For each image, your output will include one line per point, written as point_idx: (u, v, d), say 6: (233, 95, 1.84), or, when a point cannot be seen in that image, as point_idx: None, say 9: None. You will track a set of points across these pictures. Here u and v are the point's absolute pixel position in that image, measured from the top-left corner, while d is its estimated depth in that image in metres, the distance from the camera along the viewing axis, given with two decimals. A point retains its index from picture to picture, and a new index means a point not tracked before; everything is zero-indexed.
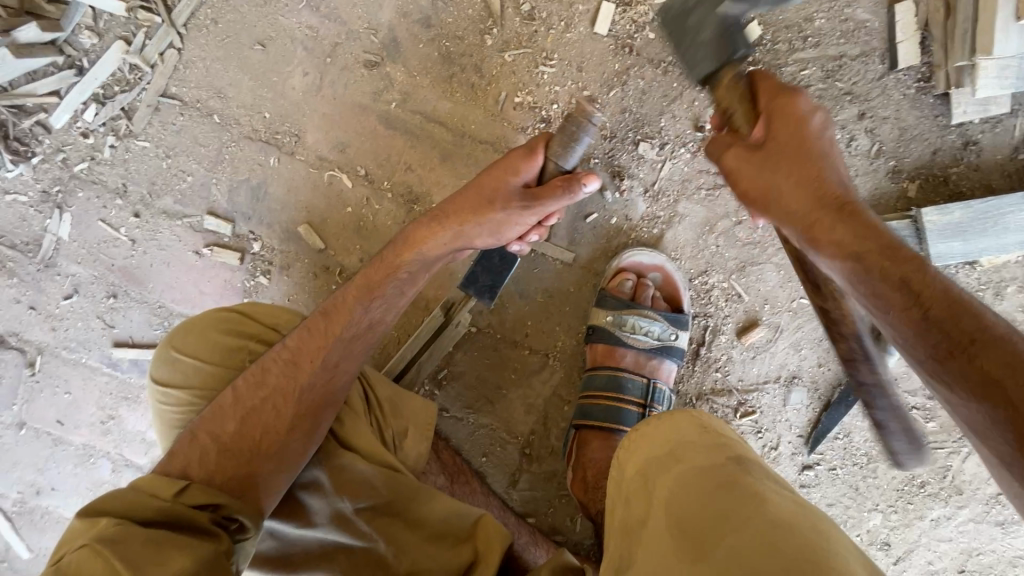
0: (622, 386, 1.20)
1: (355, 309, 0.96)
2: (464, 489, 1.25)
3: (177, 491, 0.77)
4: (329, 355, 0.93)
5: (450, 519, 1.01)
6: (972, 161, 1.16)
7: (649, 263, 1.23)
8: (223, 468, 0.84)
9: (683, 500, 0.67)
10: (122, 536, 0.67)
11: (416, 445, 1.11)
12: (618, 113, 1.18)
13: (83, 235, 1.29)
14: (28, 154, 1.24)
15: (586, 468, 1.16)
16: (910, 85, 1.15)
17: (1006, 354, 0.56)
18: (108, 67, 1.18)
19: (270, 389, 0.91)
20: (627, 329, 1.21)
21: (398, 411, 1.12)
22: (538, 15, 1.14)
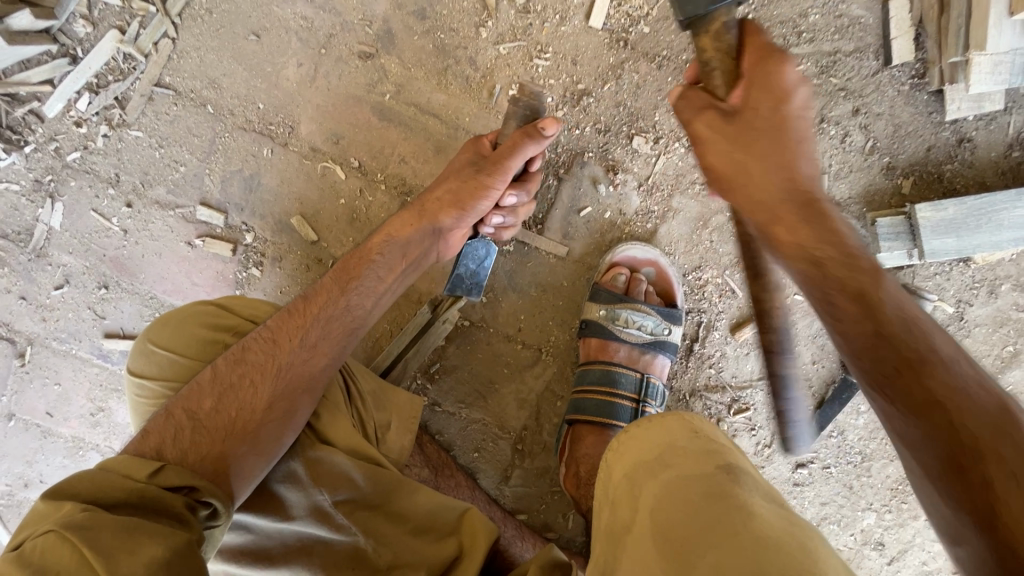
0: (616, 380, 1.19)
1: (330, 288, 0.99)
2: (449, 483, 1.24)
3: (152, 472, 0.77)
4: (308, 335, 0.95)
5: (434, 513, 1.01)
6: (966, 158, 1.17)
7: (642, 258, 1.22)
8: (195, 447, 0.84)
9: (671, 507, 0.67)
10: (91, 521, 0.66)
11: (399, 439, 1.13)
12: (613, 108, 1.18)
13: (76, 225, 1.29)
14: (20, 143, 1.23)
15: (580, 463, 1.14)
16: (904, 82, 1.15)
17: (950, 379, 0.59)
18: (103, 56, 1.18)
19: (247, 364, 0.92)
20: (620, 322, 1.21)
21: (383, 405, 1.14)
22: (533, 8, 1.14)
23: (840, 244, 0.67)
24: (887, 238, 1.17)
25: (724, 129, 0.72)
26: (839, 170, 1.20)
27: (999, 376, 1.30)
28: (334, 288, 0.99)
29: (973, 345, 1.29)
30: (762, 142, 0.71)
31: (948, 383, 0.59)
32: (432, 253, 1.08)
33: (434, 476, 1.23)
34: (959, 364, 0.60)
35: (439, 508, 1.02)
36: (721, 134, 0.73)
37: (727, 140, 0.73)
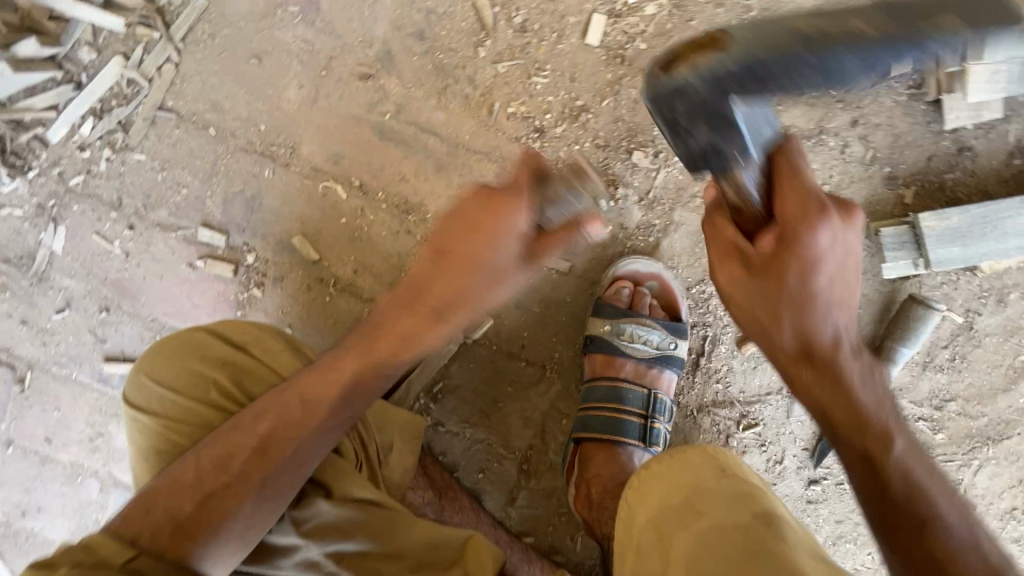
0: (622, 396, 1.17)
1: (325, 379, 0.92)
2: (452, 506, 1.21)
3: (127, 560, 0.74)
4: (301, 438, 0.89)
5: (436, 546, 0.99)
6: (968, 166, 1.17)
7: (645, 271, 1.21)
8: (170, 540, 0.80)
9: (705, 560, 0.66)
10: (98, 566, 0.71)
11: (401, 460, 1.11)
12: (612, 124, 1.18)
13: (77, 248, 1.29)
14: (24, 168, 1.24)
15: (591, 484, 1.11)
16: (901, 93, 1.15)
17: (945, 544, 0.67)
18: (106, 82, 1.19)
19: (234, 458, 0.88)
20: (626, 337, 1.20)
21: (383, 425, 1.13)
22: (530, 27, 1.15)
23: (855, 404, 0.74)
24: (891, 247, 1.16)
25: (748, 285, 0.78)
26: (840, 180, 1.19)
27: (1012, 386, 1.27)
28: (322, 379, 0.92)
29: (984, 355, 1.27)
30: (793, 293, 0.75)
31: (944, 544, 0.67)
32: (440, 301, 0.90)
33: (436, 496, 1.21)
34: (957, 530, 0.69)
35: (440, 540, 1.00)
36: (741, 283, 0.79)
37: (753, 292, 0.78)
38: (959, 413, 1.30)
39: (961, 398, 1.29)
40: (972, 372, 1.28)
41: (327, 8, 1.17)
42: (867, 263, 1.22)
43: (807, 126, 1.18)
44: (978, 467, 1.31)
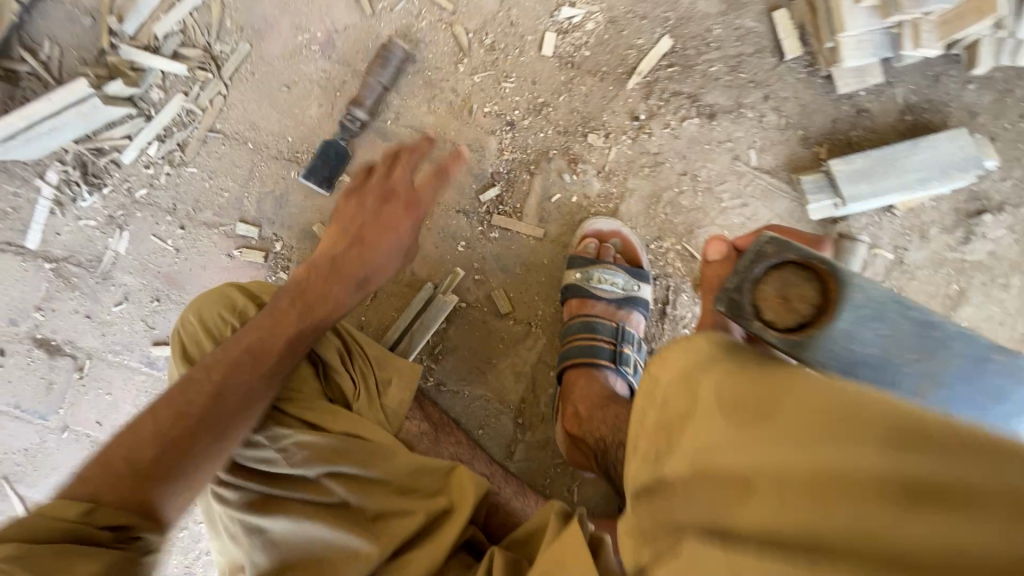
0: (594, 328, 1.34)
1: (258, 328, 1.14)
2: (448, 439, 1.36)
3: (82, 511, 0.90)
4: (244, 384, 1.10)
5: (423, 472, 1.21)
6: (868, 124, 1.42)
7: (607, 229, 1.42)
8: (115, 499, 0.93)
9: (732, 385, 0.60)
10: (27, 552, 0.81)
11: (398, 395, 1.31)
12: (569, 114, 1.47)
13: (137, 249, 1.56)
14: (100, 185, 1.55)
15: (579, 402, 1.25)
16: (800, 71, 1.42)
17: None
18: (170, 113, 1.52)
19: (184, 408, 1.04)
20: (595, 280, 1.37)
21: (384, 365, 1.32)
22: (498, 46, 1.47)
23: None
24: (813, 192, 1.37)
25: None
26: (762, 145, 1.44)
27: (950, 313, 1.43)
28: (262, 331, 1.15)
29: (919, 286, 1.44)
30: None
31: None
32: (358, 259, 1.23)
33: (434, 430, 1.36)
34: None
35: (421, 470, 1.21)
36: None
37: None
38: None
39: None
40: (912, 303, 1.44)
41: (340, 43, 1.48)
42: (798, 211, 1.43)
43: (727, 103, 1.44)
44: None
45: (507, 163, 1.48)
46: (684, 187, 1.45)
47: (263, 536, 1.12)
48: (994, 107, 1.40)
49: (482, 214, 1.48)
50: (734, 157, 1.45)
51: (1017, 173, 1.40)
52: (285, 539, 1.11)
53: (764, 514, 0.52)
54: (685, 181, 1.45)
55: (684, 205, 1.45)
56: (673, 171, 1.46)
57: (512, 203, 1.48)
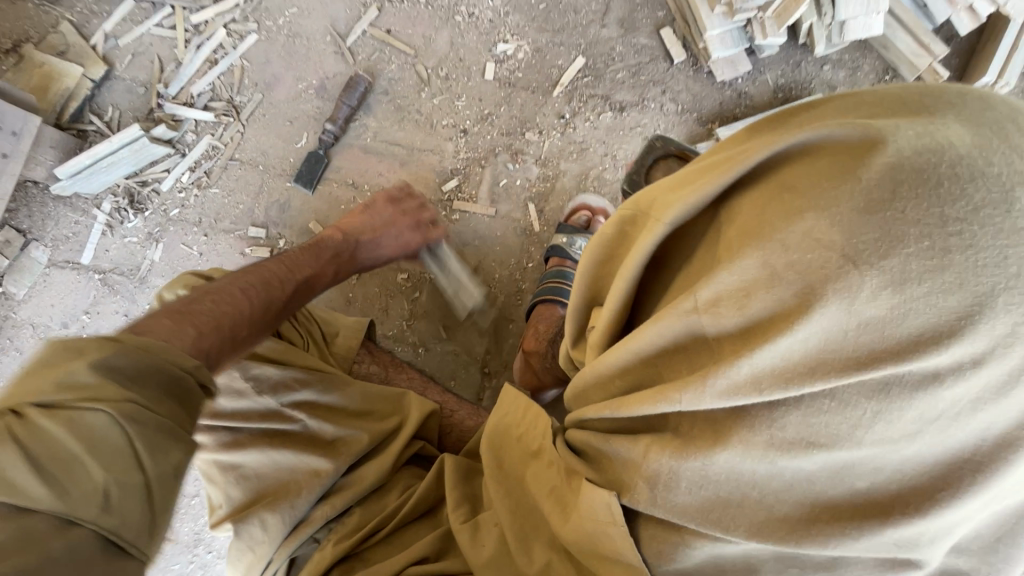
0: (566, 276, 1.59)
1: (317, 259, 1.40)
2: (400, 375, 1.56)
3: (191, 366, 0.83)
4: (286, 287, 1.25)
5: (371, 400, 1.40)
6: (748, 104, 1.76)
7: (597, 205, 1.71)
8: (211, 340, 0.96)
9: None
10: (142, 419, 0.73)
11: (345, 341, 1.53)
12: (509, 119, 1.84)
13: (169, 256, 1.91)
14: (142, 209, 1.93)
15: (541, 325, 1.54)
16: (688, 70, 1.79)
17: None
18: (200, 150, 1.93)
19: (267, 291, 1.19)
20: (574, 245, 1.63)
21: (332, 321, 1.55)
22: (451, 76, 1.88)
23: None
24: None
25: None
26: (666, 127, 1.78)
27: None
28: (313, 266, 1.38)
29: None
30: None
31: None
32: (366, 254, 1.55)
33: (383, 372, 1.55)
34: None
35: (379, 398, 1.41)
36: None
37: None
38: None
39: None
40: None
41: (330, 87, 1.92)
42: None
43: (634, 99, 1.81)
44: None
45: (462, 161, 1.84)
46: (606, 165, 1.79)
47: (238, 471, 1.27)
48: (849, 80, 1.73)
49: (444, 202, 1.82)
50: (644, 139, 1.78)
51: None
52: (257, 470, 1.27)
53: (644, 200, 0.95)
54: (607, 161, 1.79)
55: (608, 179, 1.78)
56: (596, 154, 1.79)
57: (468, 191, 1.82)
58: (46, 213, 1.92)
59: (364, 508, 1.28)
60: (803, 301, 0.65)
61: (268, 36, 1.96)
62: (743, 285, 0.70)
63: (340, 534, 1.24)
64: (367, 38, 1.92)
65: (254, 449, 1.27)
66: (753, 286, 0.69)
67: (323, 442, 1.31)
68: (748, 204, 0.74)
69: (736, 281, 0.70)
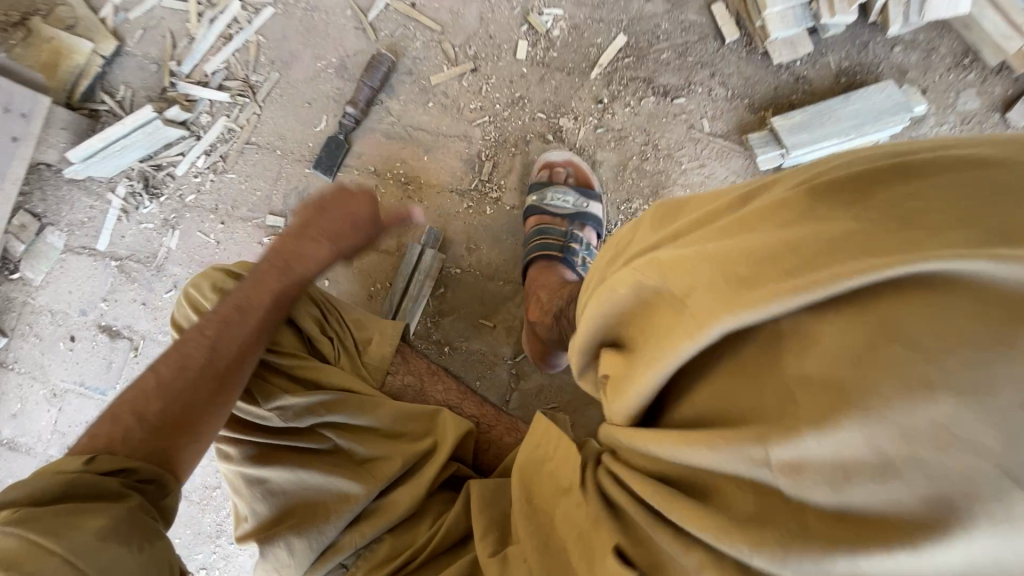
0: (545, 233, 1.52)
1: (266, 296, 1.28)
2: (437, 387, 1.48)
3: (86, 461, 0.99)
4: (239, 338, 1.23)
5: (402, 419, 1.33)
6: (806, 89, 1.60)
7: (559, 158, 1.61)
8: (139, 446, 1.07)
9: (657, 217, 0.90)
10: (33, 515, 0.87)
11: (378, 350, 1.45)
12: (542, 103, 1.71)
13: (186, 244, 1.84)
14: (158, 195, 1.86)
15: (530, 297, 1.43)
16: (741, 50, 1.63)
17: None
18: (215, 133, 1.84)
19: (213, 356, 1.19)
20: (548, 199, 1.54)
21: (363, 326, 1.48)
22: (480, 54, 1.75)
23: None
24: (759, 146, 1.54)
25: None
26: (714, 114, 1.63)
27: None
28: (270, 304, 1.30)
29: None
30: None
31: None
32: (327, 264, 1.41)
33: (419, 383, 1.46)
34: None
35: (407, 417, 1.34)
36: None
37: None
38: None
39: None
40: None
41: (351, 66, 1.80)
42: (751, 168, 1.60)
43: (679, 82, 1.66)
44: None
45: (491, 148, 1.72)
46: (647, 156, 1.65)
47: (263, 487, 1.28)
48: (922, 63, 1.55)
49: (471, 193, 1.71)
50: (689, 127, 1.64)
51: (950, 118, 1.54)
52: (284, 489, 1.27)
53: (688, 231, 0.78)
54: (647, 151, 1.65)
55: (648, 170, 1.64)
56: (635, 143, 1.66)
57: (497, 181, 1.70)
58: (60, 196, 1.86)
59: (396, 537, 1.20)
60: (930, 512, 0.48)
61: (286, 10, 1.83)
62: (839, 459, 0.52)
63: (370, 564, 1.18)
64: (390, 12, 1.78)
65: (274, 470, 1.27)
66: (851, 461, 0.52)
67: (352, 462, 1.27)
68: (837, 339, 0.54)
69: (826, 453, 0.53)
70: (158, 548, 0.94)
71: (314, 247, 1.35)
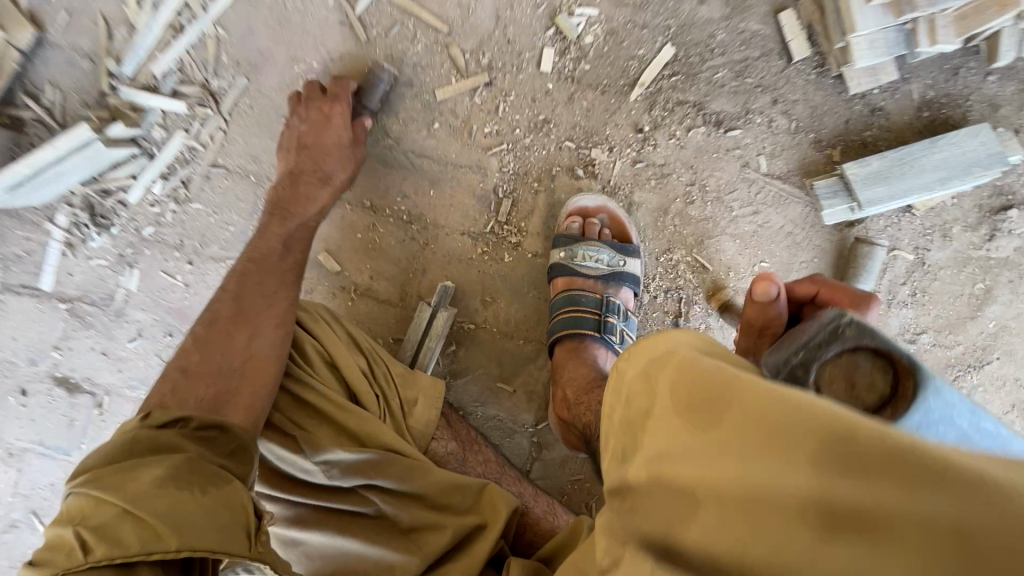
0: (577, 301, 1.31)
1: (276, 238, 1.18)
2: (477, 458, 1.23)
3: (142, 417, 0.89)
4: (267, 286, 1.12)
5: (451, 487, 1.08)
6: (882, 124, 1.36)
7: (592, 205, 1.39)
8: (198, 401, 0.96)
9: (685, 391, 0.56)
10: (95, 474, 0.79)
11: (426, 413, 1.19)
12: (571, 129, 1.44)
13: (148, 285, 1.57)
14: (109, 226, 1.56)
15: (564, 386, 1.20)
16: (809, 72, 1.37)
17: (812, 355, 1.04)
18: (172, 151, 1.52)
19: (243, 302, 1.09)
20: (579, 259, 1.34)
21: (409, 383, 1.20)
22: (495, 64, 1.44)
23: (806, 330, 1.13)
24: (827, 197, 1.33)
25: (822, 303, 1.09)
26: (773, 150, 1.39)
27: (979, 312, 1.35)
28: (283, 245, 1.19)
29: (943, 287, 1.36)
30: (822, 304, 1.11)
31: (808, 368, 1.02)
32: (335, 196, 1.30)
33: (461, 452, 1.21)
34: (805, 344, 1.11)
35: (458, 485, 1.08)
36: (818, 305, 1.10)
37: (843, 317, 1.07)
38: (934, 344, 1.37)
39: (931, 330, 1.37)
40: (937, 304, 1.36)
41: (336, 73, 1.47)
42: (812, 217, 1.38)
43: (734, 110, 1.40)
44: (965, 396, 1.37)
45: (509, 181, 1.45)
46: (692, 198, 1.41)
47: (297, 551, 1.04)
48: (1018, 97, 1.32)
49: (486, 236, 1.46)
50: (743, 164, 1.40)
51: None
52: (315, 555, 1.03)
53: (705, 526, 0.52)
54: (693, 192, 1.41)
55: (693, 216, 1.41)
56: (680, 182, 1.42)
57: (516, 222, 1.46)
58: None
59: None
60: None
61: None
62: None
63: None
64: (383, 4, 1.44)
65: (309, 533, 1.04)
66: None
67: (392, 533, 1.04)
68: None
69: None
70: (224, 490, 0.82)
71: (316, 187, 1.27)
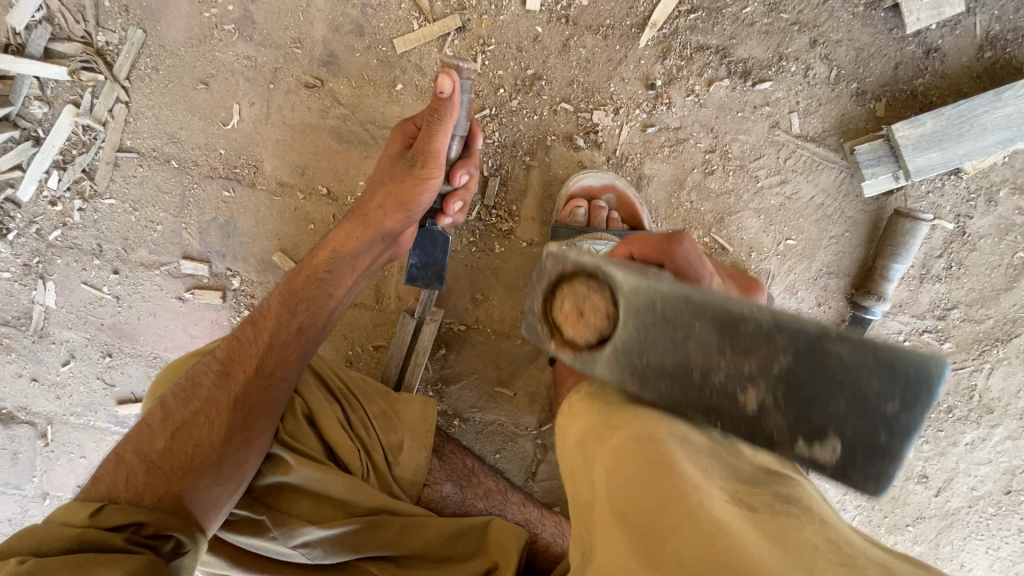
0: None
1: (281, 309, 0.97)
2: (477, 492, 1.10)
3: (91, 513, 0.76)
4: (263, 363, 0.93)
5: (453, 538, 0.99)
6: (937, 68, 1.13)
7: (598, 185, 1.18)
8: (157, 494, 0.82)
9: (625, 485, 0.49)
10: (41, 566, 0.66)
11: (414, 457, 1.06)
12: (567, 87, 1.17)
13: (70, 300, 1.31)
14: (3, 232, 1.26)
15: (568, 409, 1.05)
16: (857, 3, 1.12)
17: None
18: (62, 133, 1.20)
19: (231, 377, 0.92)
20: None
21: (392, 426, 1.07)
22: (468, 3, 1.14)
23: None
24: (868, 164, 1.14)
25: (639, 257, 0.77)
26: (807, 106, 1.17)
27: (1015, 285, 1.23)
28: (286, 313, 0.97)
29: (981, 258, 1.23)
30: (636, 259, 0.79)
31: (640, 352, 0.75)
32: (382, 258, 1.09)
33: (460, 492, 1.08)
34: None
35: (459, 532, 1.00)
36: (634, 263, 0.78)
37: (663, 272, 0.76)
38: (963, 320, 1.26)
39: (963, 304, 1.25)
40: (972, 277, 1.24)
41: (263, 22, 1.17)
42: (848, 184, 1.20)
43: (764, 55, 1.15)
44: (990, 371, 1.28)
45: (495, 155, 1.20)
46: (712, 167, 1.20)
47: None
48: None
49: (472, 223, 1.24)
50: (772, 125, 1.18)
51: None
52: None
53: None
54: (713, 160, 1.20)
55: (712, 189, 1.21)
56: (697, 149, 1.19)
57: (505, 205, 1.23)
58: None
59: None
60: None
61: None
62: None
63: None
64: None
65: None
66: None
67: None
68: None
69: None
70: None
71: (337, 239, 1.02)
